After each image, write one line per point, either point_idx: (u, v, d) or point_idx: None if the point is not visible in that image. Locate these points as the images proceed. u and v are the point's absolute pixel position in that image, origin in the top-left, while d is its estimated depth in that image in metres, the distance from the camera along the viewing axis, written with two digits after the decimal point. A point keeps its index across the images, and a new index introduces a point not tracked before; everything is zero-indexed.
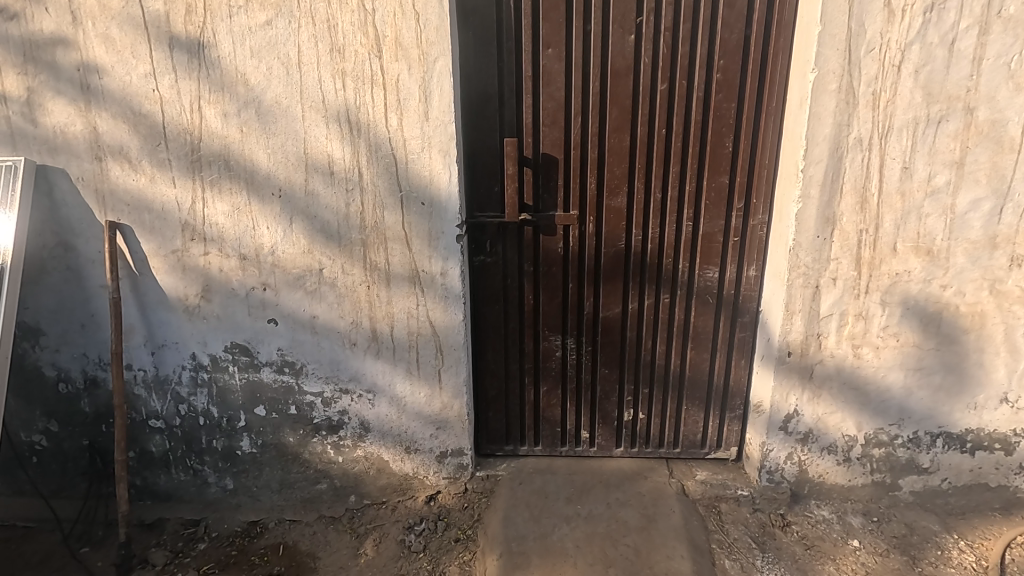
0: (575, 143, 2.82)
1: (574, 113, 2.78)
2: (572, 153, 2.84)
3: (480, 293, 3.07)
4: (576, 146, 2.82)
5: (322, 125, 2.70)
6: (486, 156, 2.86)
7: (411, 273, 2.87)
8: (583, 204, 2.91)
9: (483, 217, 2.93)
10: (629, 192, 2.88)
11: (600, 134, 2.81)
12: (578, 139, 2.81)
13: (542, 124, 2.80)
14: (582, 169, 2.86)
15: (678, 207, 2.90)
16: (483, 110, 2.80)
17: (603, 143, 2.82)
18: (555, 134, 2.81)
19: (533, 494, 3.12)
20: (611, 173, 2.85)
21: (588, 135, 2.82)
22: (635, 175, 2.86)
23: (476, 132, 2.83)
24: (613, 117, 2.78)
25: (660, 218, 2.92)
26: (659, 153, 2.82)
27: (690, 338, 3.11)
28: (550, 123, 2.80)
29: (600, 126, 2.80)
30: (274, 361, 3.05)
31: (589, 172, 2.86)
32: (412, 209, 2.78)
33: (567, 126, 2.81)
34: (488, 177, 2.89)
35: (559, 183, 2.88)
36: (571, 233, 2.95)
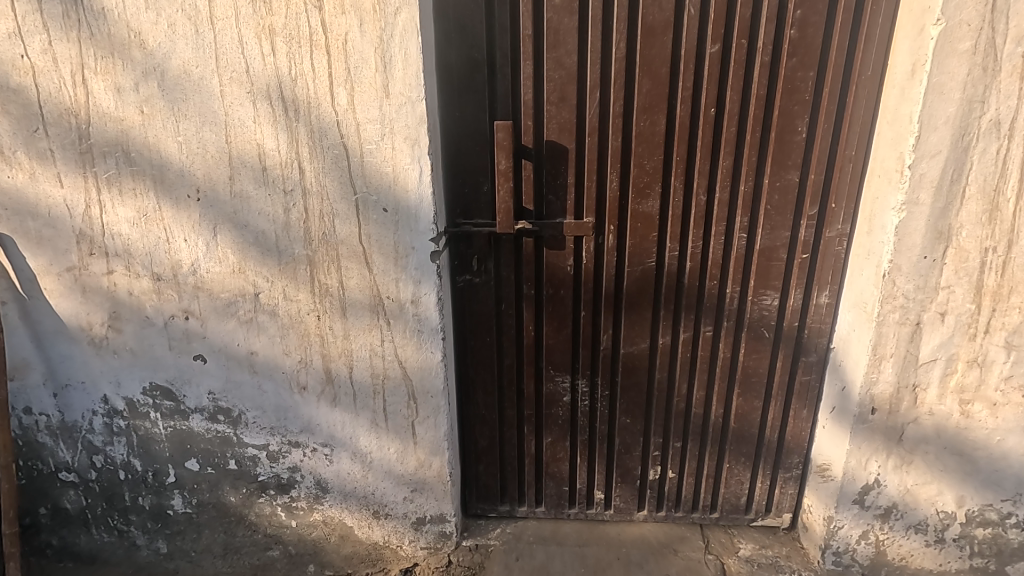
0: (592, 128, 2.09)
1: (591, 86, 2.05)
2: (587, 143, 2.11)
3: (467, 323, 2.38)
4: (593, 132, 2.10)
5: (247, 104, 2.00)
6: (471, 146, 2.14)
7: (372, 299, 2.18)
8: (601, 210, 2.20)
9: (469, 226, 2.22)
10: (663, 194, 2.16)
11: (625, 115, 2.08)
12: (595, 123, 2.08)
13: (548, 102, 2.07)
14: (600, 163, 2.14)
15: (728, 215, 2.17)
16: (468, 83, 2.07)
17: (629, 128, 2.10)
18: (564, 116, 2.08)
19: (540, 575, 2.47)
20: (639, 169, 2.13)
21: (609, 117, 2.09)
22: (672, 172, 2.13)
23: (458, 114, 2.11)
24: (644, 93, 2.04)
25: (703, 229, 2.19)
26: (704, 141, 2.08)
27: (737, 380, 2.41)
28: (558, 100, 2.07)
29: (626, 104, 2.06)
30: (206, 407, 2.41)
31: (608, 167, 2.14)
32: (372, 218, 2.08)
33: (582, 104, 2.08)
34: (474, 173, 2.17)
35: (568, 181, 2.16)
36: (585, 248, 2.24)
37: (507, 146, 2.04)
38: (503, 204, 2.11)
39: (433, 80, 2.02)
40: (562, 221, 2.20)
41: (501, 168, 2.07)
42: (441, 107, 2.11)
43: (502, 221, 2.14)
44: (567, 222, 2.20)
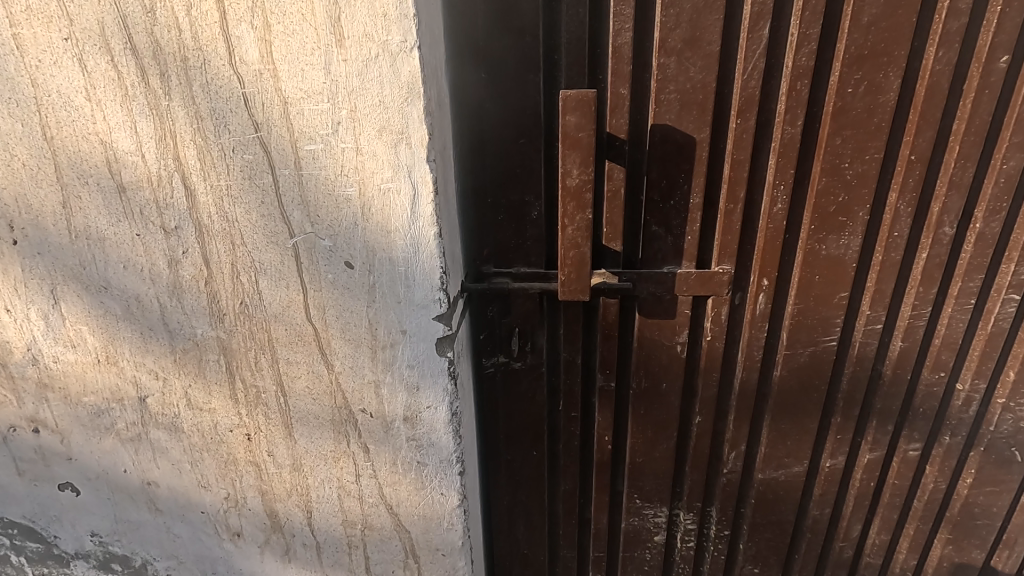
0: (748, 100, 1.08)
1: (753, 15, 1.02)
2: (735, 130, 1.10)
3: (500, 430, 1.44)
4: (747, 110, 1.08)
5: (68, 62, 1.01)
6: (509, 139, 1.15)
7: (335, 412, 1.24)
8: (745, 251, 1.22)
9: (506, 281, 1.25)
10: (868, 224, 1.16)
11: (816, 75, 1.06)
12: (755, 89, 1.07)
13: (664, 50, 1.06)
14: (754, 168, 1.14)
15: (988, 259, 1.17)
16: (507, 15, 1.07)
17: (819, 98, 1.08)
18: (694, 79, 1.07)
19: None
20: (831, 179, 1.12)
21: (780, 78, 1.07)
22: (891, 183, 1.13)
23: (485, 78, 1.11)
24: (860, 26, 1.01)
25: (937, 286, 1.20)
26: (970, 125, 1.07)
27: (947, 521, 1.45)
28: (684, 47, 1.05)
29: (820, 52, 1.04)
30: (90, 554, 1.53)
31: (769, 174, 1.14)
32: (326, 281, 1.12)
33: (729, 54, 1.07)
34: (514, 188, 1.20)
35: (691, 201, 1.17)
36: (709, 316, 1.28)
37: (586, 140, 1.02)
38: (573, 251, 1.12)
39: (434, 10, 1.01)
40: (678, 272, 1.23)
41: (572, 184, 1.06)
42: (451, 65, 1.10)
43: (569, 279, 1.14)
44: (687, 274, 1.23)
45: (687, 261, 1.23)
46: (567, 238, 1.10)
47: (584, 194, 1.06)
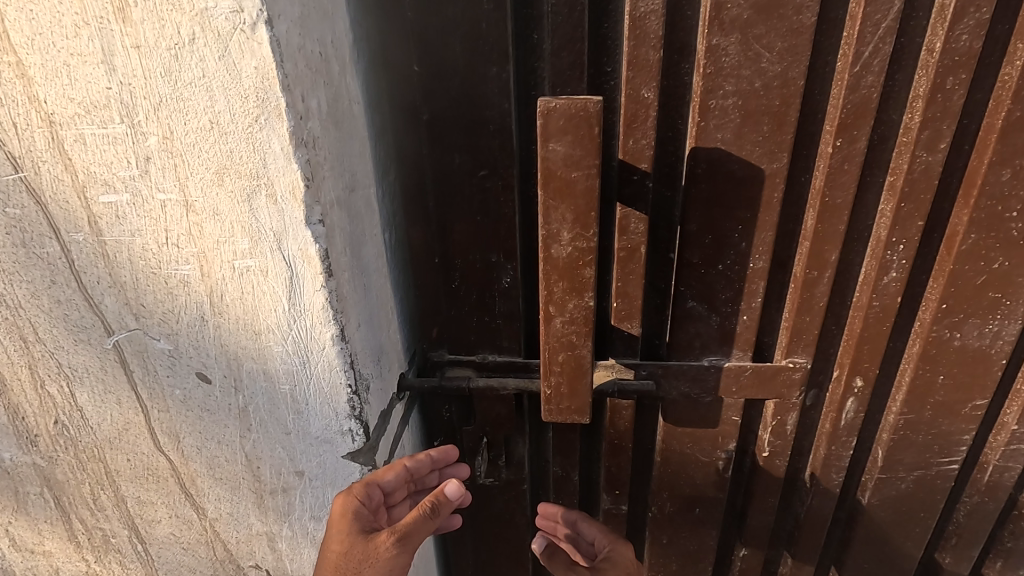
0: (858, 109, 0.64)
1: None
2: (832, 157, 0.67)
3: (468, 558, 1.05)
4: (856, 126, 0.65)
5: None
6: (463, 169, 0.74)
7: (218, 566, 0.85)
8: (828, 336, 0.80)
9: (467, 376, 0.84)
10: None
11: (980, 65, 0.62)
12: (873, 91, 0.63)
13: (720, 24, 0.62)
14: (856, 215, 0.71)
15: None
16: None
17: (979, 105, 0.64)
18: (769, 74, 0.64)
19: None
20: (984, 235, 0.69)
21: (915, 71, 0.64)
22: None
23: (419, 72, 0.70)
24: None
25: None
26: None
27: None
28: (755, 18, 0.62)
29: (992, 26, 0.60)
30: None
31: (880, 226, 0.71)
32: (174, 398, 0.71)
33: (830, 29, 0.63)
34: (473, 243, 0.78)
35: (751, 266, 0.75)
36: (768, 425, 0.87)
37: (584, 184, 0.59)
38: (564, 355, 0.70)
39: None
40: (726, 366, 0.81)
41: (561, 256, 0.63)
42: (365, 51, 0.68)
43: (557, 394, 0.73)
44: (739, 370, 0.81)
45: (739, 351, 0.81)
46: (553, 336, 0.68)
47: (582, 269, 0.64)
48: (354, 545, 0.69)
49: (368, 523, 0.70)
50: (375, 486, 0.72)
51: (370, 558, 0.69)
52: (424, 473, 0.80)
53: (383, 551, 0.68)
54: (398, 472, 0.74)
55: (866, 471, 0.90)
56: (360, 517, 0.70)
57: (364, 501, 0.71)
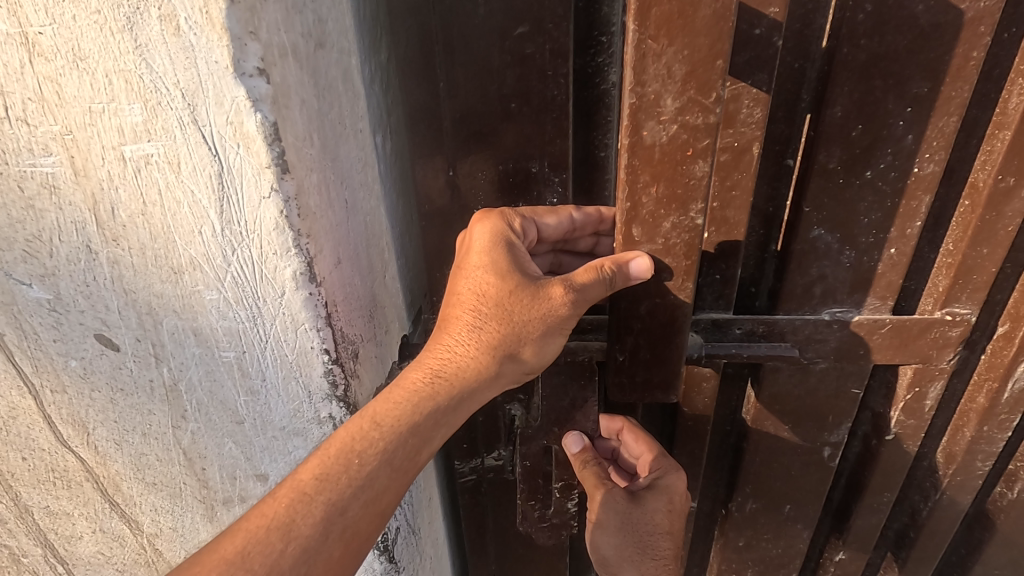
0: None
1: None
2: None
3: (489, 563, 0.85)
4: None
5: None
6: (488, 27, 0.50)
7: None
8: (1002, 276, 0.57)
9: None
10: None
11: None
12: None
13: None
14: None
15: None
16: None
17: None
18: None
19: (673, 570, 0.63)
20: None
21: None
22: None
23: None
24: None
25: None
26: None
27: None
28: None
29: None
30: None
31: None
32: (71, 374, 0.48)
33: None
34: (505, 146, 0.55)
35: (915, 172, 0.51)
36: (898, 400, 0.65)
37: (709, 9, 0.36)
38: (648, 305, 0.48)
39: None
40: (857, 323, 0.58)
41: (660, 141, 0.40)
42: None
43: (633, 364, 0.51)
44: (874, 329, 0.58)
45: (876, 300, 0.58)
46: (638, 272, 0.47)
47: (689, 164, 0.41)
48: (512, 281, 0.46)
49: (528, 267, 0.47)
50: (532, 227, 0.49)
51: (539, 300, 0.46)
52: (585, 238, 0.53)
53: (560, 296, 0.45)
54: (561, 222, 0.50)
55: (1018, 459, 0.68)
56: (517, 256, 0.47)
57: (518, 238, 0.48)
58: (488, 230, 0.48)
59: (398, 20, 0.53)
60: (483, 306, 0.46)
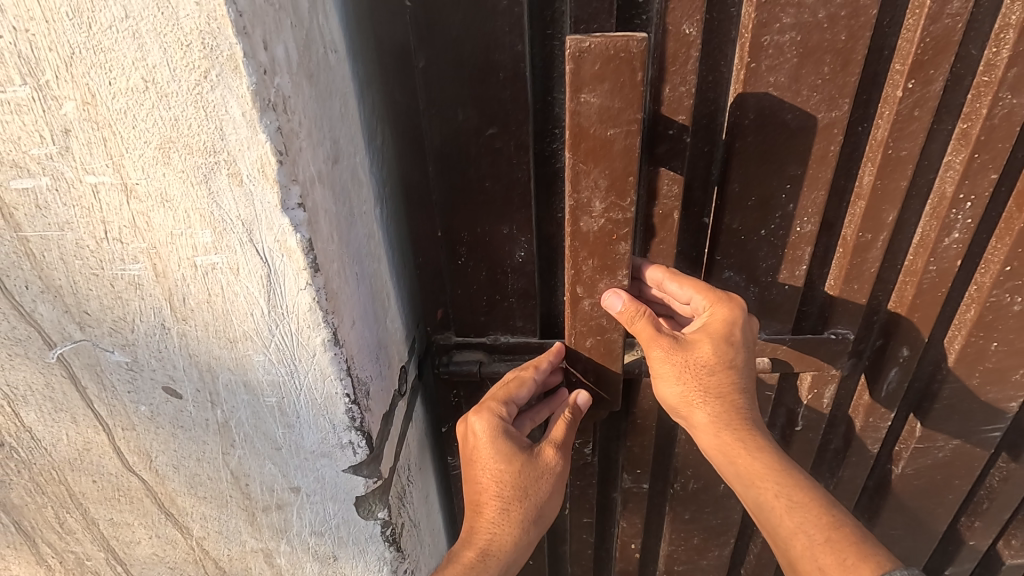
0: (938, 43, 0.55)
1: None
2: (902, 102, 0.58)
3: None
4: (932, 64, 0.56)
5: None
6: (466, 126, 0.62)
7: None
8: (871, 302, 0.73)
9: (477, 360, 0.78)
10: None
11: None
12: (958, 21, 0.54)
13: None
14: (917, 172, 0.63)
15: None
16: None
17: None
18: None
19: (756, 436, 0.63)
20: None
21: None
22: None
23: (412, 9, 0.57)
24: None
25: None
26: None
27: None
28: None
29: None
30: None
31: (947, 181, 0.64)
32: (140, 415, 0.60)
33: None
34: (481, 214, 0.68)
35: (797, 230, 0.66)
36: (803, 400, 0.80)
37: (622, 143, 0.50)
38: (592, 341, 0.64)
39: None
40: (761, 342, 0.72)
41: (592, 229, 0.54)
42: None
43: (585, 381, 0.68)
44: (777, 348, 0.73)
45: (778, 324, 0.73)
46: (580, 320, 0.61)
47: (616, 245, 0.55)
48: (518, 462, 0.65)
49: (521, 442, 0.66)
50: (510, 404, 0.65)
51: (538, 470, 0.65)
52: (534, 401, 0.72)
53: (551, 458, 0.66)
54: (528, 387, 0.65)
55: (901, 441, 0.85)
56: (511, 437, 0.64)
57: (506, 418, 0.64)
58: (486, 423, 0.64)
59: (393, 117, 0.65)
60: (501, 486, 0.64)
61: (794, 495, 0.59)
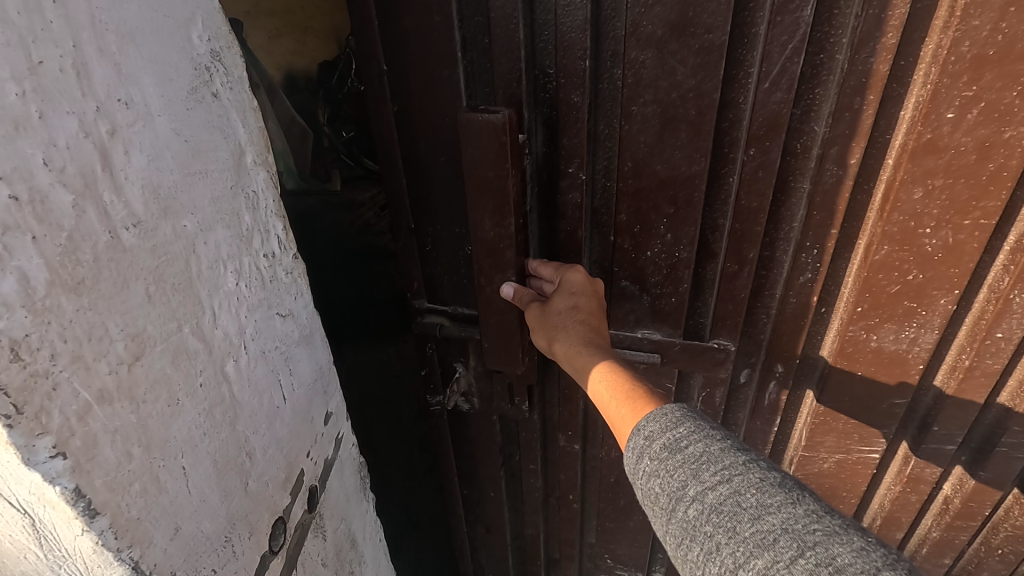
0: (770, 122, 1.10)
1: (757, 8, 1.02)
2: (701, 148, 1.15)
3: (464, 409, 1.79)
4: (767, 138, 1.11)
5: None
6: (437, 163, 1.33)
7: None
8: (704, 270, 1.30)
9: (442, 321, 1.58)
10: (875, 258, 1.15)
11: (828, 83, 1.06)
12: (781, 107, 1.08)
13: (643, 42, 1.09)
14: (724, 197, 1.20)
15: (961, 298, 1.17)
16: (477, 12, 1.17)
17: (884, 118, 1.06)
18: (686, 84, 1.10)
19: (586, 350, 1.19)
20: (824, 210, 1.18)
21: (838, 85, 1.06)
22: (883, 221, 1.12)
23: (401, 107, 1.29)
24: (881, 39, 0.99)
25: (933, 332, 1.20)
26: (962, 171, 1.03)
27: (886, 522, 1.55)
28: (666, 35, 1.07)
29: (820, 62, 1.05)
30: None
31: (739, 196, 1.19)
32: None
33: (746, 50, 1.06)
34: (450, 207, 1.39)
35: (656, 218, 1.25)
36: (690, 325, 1.40)
37: (491, 172, 1.16)
38: (497, 314, 1.36)
39: (28, 24, 0.47)
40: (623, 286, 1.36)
41: (486, 235, 1.24)
42: (149, 139, 0.59)
43: (497, 342, 1.41)
44: (671, 347, 1.40)
45: (649, 274, 1.33)
46: (491, 297, 1.34)
47: (501, 245, 1.25)
48: None
49: None
50: None
51: None
52: None
53: None
54: None
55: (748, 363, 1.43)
56: None
57: None
58: None
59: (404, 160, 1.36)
60: None
61: (601, 371, 1.15)
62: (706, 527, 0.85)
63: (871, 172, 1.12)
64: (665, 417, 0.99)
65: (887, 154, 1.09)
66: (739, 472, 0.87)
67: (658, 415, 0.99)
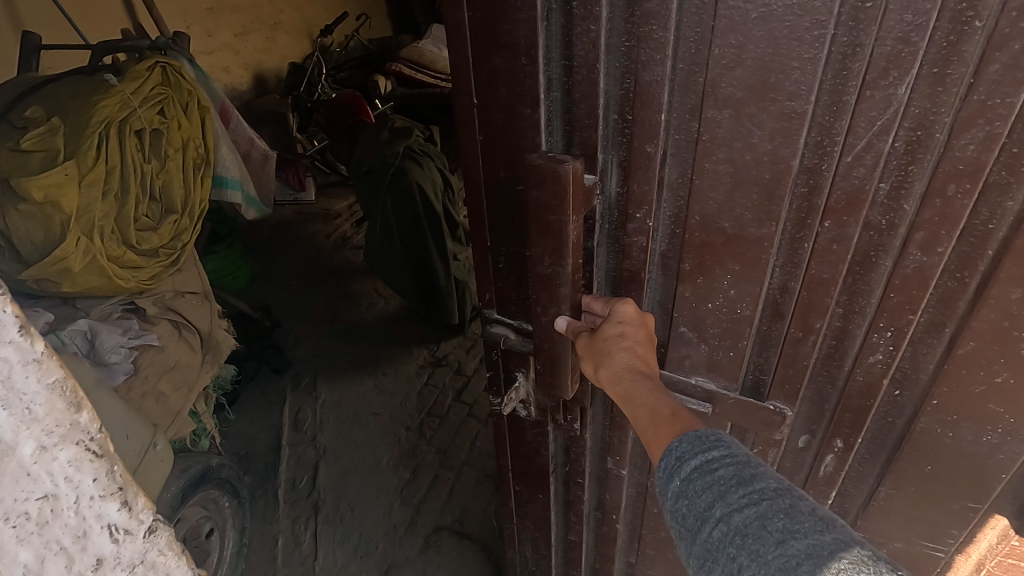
0: (849, 197, 0.85)
1: (849, 75, 0.77)
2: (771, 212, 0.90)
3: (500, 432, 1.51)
4: (846, 212, 0.86)
5: None
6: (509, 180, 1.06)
7: None
8: (764, 334, 1.05)
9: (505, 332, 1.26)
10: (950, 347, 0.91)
11: (924, 161, 0.80)
12: (863, 183, 0.83)
13: (721, 102, 0.85)
14: (792, 264, 0.95)
15: None
16: (563, 50, 0.92)
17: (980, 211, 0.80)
18: (761, 148, 0.86)
19: (642, 379, 0.97)
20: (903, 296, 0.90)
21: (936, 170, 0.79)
22: (971, 315, 0.87)
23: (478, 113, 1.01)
24: (990, 126, 0.73)
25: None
26: None
27: None
28: (745, 98, 0.83)
29: (917, 138, 0.78)
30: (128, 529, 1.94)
31: (810, 268, 0.93)
32: None
33: (830, 116, 0.81)
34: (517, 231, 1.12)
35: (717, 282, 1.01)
36: (748, 380, 1.12)
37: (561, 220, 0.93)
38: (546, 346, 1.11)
39: None
40: (681, 334, 1.10)
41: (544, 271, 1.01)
42: None
43: (543, 370, 1.15)
44: (725, 399, 1.12)
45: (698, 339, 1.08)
46: (545, 327, 1.08)
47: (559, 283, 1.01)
48: None
49: None
50: None
51: None
52: None
53: None
54: None
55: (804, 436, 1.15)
56: None
57: None
58: None
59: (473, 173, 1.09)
60: None
61: (671, 414, 0.92)
62: (729, 549, 0.74)
63: (966, 261, 0.85)
64: (703, 436, 0.85)
65: (987, 247, 0.82)
66: (767, 493, 0.76)
67: (701, 437, 0.85)
